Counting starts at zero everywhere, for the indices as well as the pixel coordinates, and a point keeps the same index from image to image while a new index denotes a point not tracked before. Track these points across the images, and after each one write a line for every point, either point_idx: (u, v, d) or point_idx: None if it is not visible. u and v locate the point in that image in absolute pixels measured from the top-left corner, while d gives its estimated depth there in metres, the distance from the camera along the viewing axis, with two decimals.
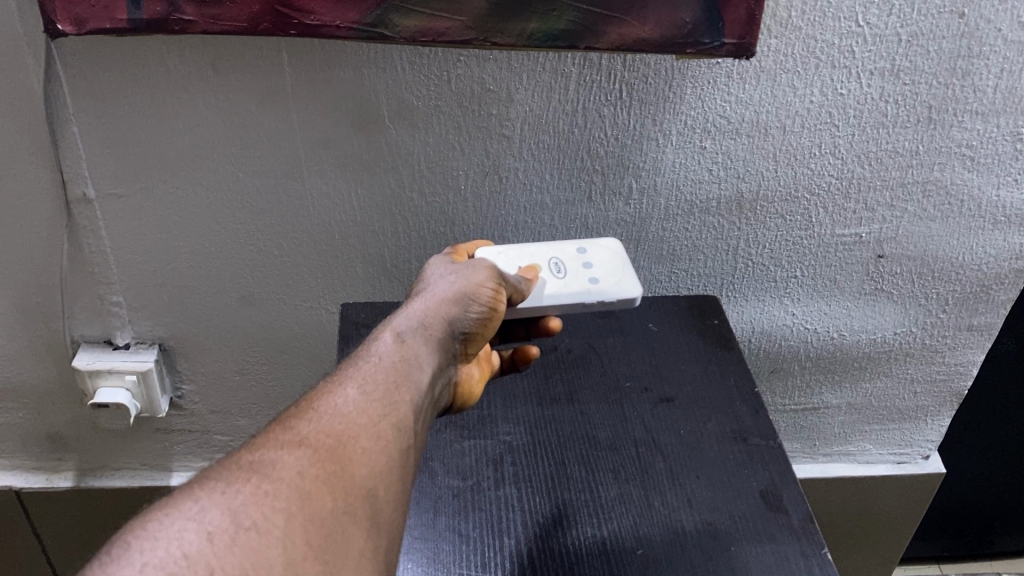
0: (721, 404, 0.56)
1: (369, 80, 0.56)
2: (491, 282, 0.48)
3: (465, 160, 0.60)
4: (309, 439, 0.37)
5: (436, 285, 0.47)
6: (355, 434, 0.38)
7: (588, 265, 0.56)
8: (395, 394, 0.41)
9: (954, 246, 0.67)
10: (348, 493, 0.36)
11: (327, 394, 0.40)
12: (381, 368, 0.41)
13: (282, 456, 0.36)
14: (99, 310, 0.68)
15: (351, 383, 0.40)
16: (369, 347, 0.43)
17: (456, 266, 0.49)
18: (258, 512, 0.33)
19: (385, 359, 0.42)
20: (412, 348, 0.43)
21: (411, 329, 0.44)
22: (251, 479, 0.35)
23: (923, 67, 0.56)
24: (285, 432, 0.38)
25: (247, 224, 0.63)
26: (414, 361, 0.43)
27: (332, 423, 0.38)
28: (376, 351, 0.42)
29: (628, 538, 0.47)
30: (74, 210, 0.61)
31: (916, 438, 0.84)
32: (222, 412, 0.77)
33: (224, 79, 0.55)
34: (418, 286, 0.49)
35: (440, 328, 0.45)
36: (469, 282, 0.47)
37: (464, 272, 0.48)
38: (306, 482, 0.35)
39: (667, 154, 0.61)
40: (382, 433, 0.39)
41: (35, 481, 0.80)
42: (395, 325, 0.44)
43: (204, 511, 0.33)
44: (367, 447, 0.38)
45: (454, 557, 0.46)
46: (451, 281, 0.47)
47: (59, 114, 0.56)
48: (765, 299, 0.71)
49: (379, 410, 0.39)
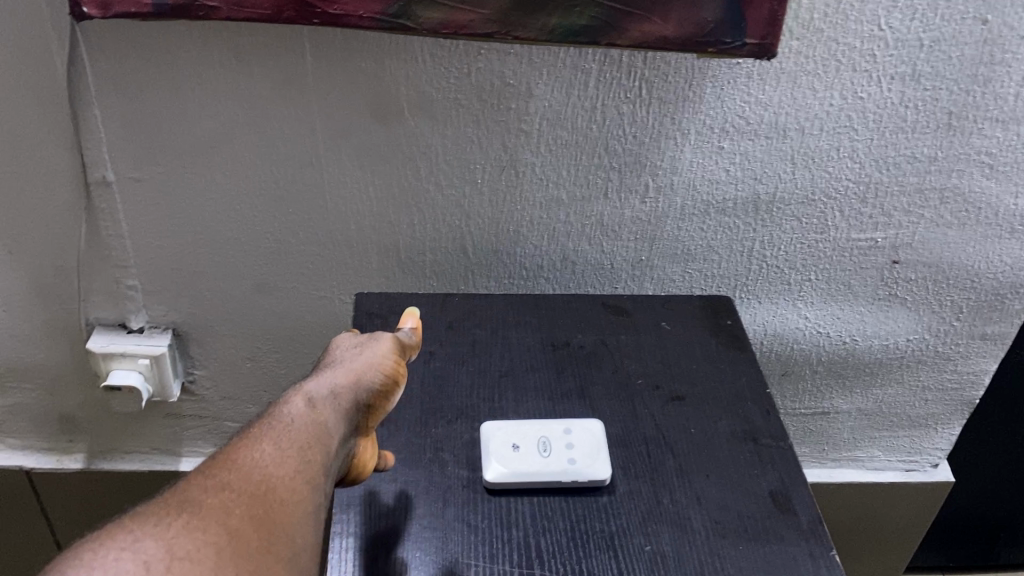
0: (733, 404, 0.56)
1: (389, 71, 0.56)
2: (394, 355, 0.47)
3: (482, 154, 0.60)
4: (231, 485, 0.35)
5: (344, 357, 0.45)
6: (274, 483, 0.36)
7: (571, 432, 0.52)
8: (309, 451, 0.39)
9: (969, 254, 0.67)
10: (274, 536, 0.34)
11: (244, 447, 0.38)
12: (295, 428, 0.39)
13: (206, 498, 0.34)
14: (114, 294, 0.68)
15: (266, 440, 0.38)
16: (277, 409, 0.40)
17: (360, 338, 0.48)
18: (190, 545, 0.32)
19: (297, 420, 0.40)
20: (322, 413, 0.41)
21: (321, 393, 0.42)
22: (179, 517, 0.33)
23: (944, 72, 0.56)
24: (204, 478, 0.36)
25: (264, 212, 0.63)
26: (326, 424, 0.40)
27: (250, 471, 0.36)
28: (287, 414, 0.40)
29: (636, 534, 0.47)
30: (93, 193, 0.61)
31: (926, 446, 0.84)
32: (233, 399, 0.77)
33: (245, 66, 0.55)
34: (321, 358, 0.46)
35: (350, 395, 0.43)
36: (375, 354, 0.46)
37: (368, 344, 0.47)
38: (232, 520, 0.34)
39: (685, 153, 0.61)
40: (299, 485, 0.37)
41: (46, 462, 0.80)
42: (304, 389, 0.42)
43: (137, 542, 0.31)
44: (286, 497, 0.36)
45: (462, 547, 0.46)
46: (356, 354, 0.46)
47: (80, 96, 0.56)
48: (779, 302, 0.71)
49: (296, 465, 0.37)
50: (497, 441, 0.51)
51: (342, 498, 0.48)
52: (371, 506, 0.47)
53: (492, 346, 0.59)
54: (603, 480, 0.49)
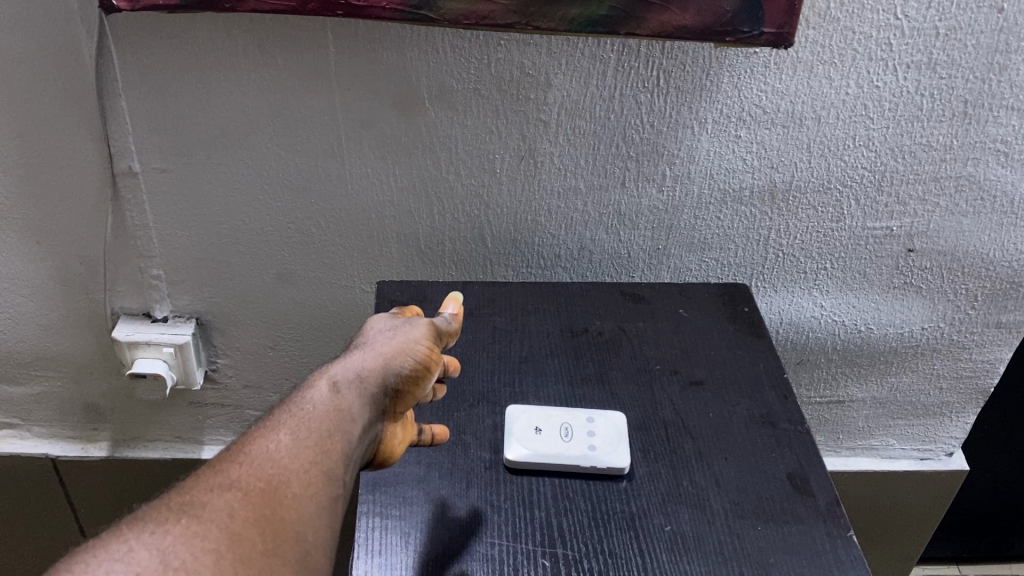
0: (750, 389, 0.56)
1: (410, 62, 0.57)
2: (427, 340, 0.46)
3: (502, 144, 0.61)
4: (240, 482, 0.35)
5: (376, 339, 0.45)
6: (287, 477, 0.36)
7: (593, 422, 0.52)
8: (329, 441, 0.38)
9: (984, 242, 0.68)
10: (280, 536, 0.34)
11: (260, 437, 0.37)
12: (314, 416, 0.39)
13: (212, 499, 0.34)
14: (139, 283, 0.69)
15: (284, 430, 0.38)
16: (301, 394, 0.40)
17: (395, 320, 0.47)
18: (187, 553, 0.31)
19: (318, 407, 0.39)
20: (346, 398, 0.40)
21: (347, 378, 0.41)
22: (180, 521, 0.33)
23: (959, 61, 0.57)
24: (215, 476, 0.35)
25: (287, 202, 0.64)
26: (349, 411, 0.40)
27: (262, 465, 0.36)
28: (310, 399, 0.40)
29: (656, 514, 0.48)
30: (119, 183, 0.63)
31: (940, 435, 0.85)
32: (254, 387, 0.78)
33: (270, 57, 0.56)
34: (354, 340, 0.46)
35: (375, 380, 0.42)
36: (405, 338, 0.45)
37: (401, 328, 0.46)
38: (235, 523, 0.33)
39: (702, 142, 0.61)
40: (313, 478, 0.36)
41: (70, 450, 0.81)
42: (330, 373, 0.41)
43: (132, 553, 0.31)
44: (298, 492, 0.36)
45: (486, 527, 0.47)
46: (388, 337, 0.45)
47: (108, 88, 0.57)
48: (794, 291, 0.72)
49: (312, 456, 0.37)
50: (523, 426, 0.52)
51: (367, 480, 0.49)
52: (396, 488, 0.48)
53: (512, 333, 0.60)
54: (622, 469, 0.50)
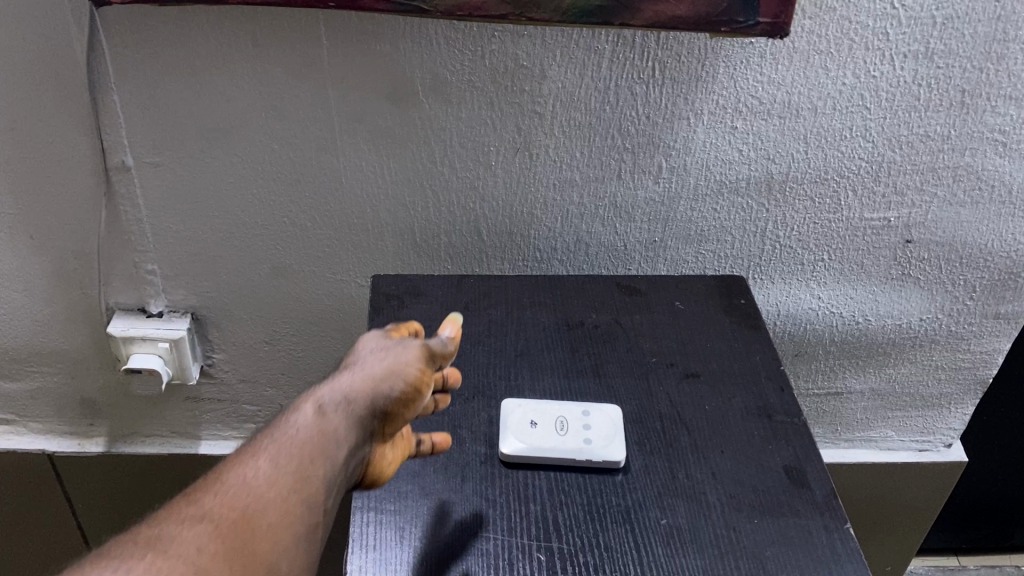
0: (747, 381, 0.56)
1: (404, 54, 0.56)
2: (422, 359, 0.44)
3: (497, 136, 0.61)
4: (212, 514, 0.35)
5: (370, 357, 0.44)
6: (259, 509, 0.36)
7: (589, 415, 0.52)
8: (307, 470, 0.38)
9: (982, 232, 0.68)
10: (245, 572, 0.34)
11: (240, 464, 0.38)
12: (294, 443, 0.39)
13: (181, 532, 0.34)
14: (133, 278, 0.69)
15: (263, 458, 0.38)
16: (286, 419, 0.40)
17: (393, 337, 0.45)
18: None
19: (299, 433, 0.39)
20: (330, 424, 0.40)
21: (334, 402, 0.41)
22: (146, 557, 0.33)
23: (957, 50, 0.57)
24: (190, 506, 0.36)
25: (282, 195, 0.64)
26: (331, 438, 0.39)
27: (237, 495, 0.36)
28: (293, 425, 0.39)
29: (652, 507, 0.47)
30: (112, 177, 0.62)
31: (938, 426, 0.85)
32: (250, 381, 0.78)
33: (262, 50, 0.56)
34: (350, 357, 0.45)
35: (365, 403, 0.41)
36: (399, 358, 0.43)
37: (398, 346, 0.44)
38: (201, 559, 0.34)
39: (698, 133, 0.61)
40: (287, 510, 0.36)
41: (67, 445, 0.81)
42: (318, 396, 0.41)
43: None
44: (270, 524, 0.36)
45: (482, 521, 0.46)
46: (383, 356, 0.44)
47: (100, 82, 0.57)
48: (791, 282, 0.71)
49: (288, 486, 0.37)
50: (519, 421, 0.51)
51: None
52: (392, 485, 0.48)
53: (507, 326, 0.60)
54: (618, 462, 0.49)
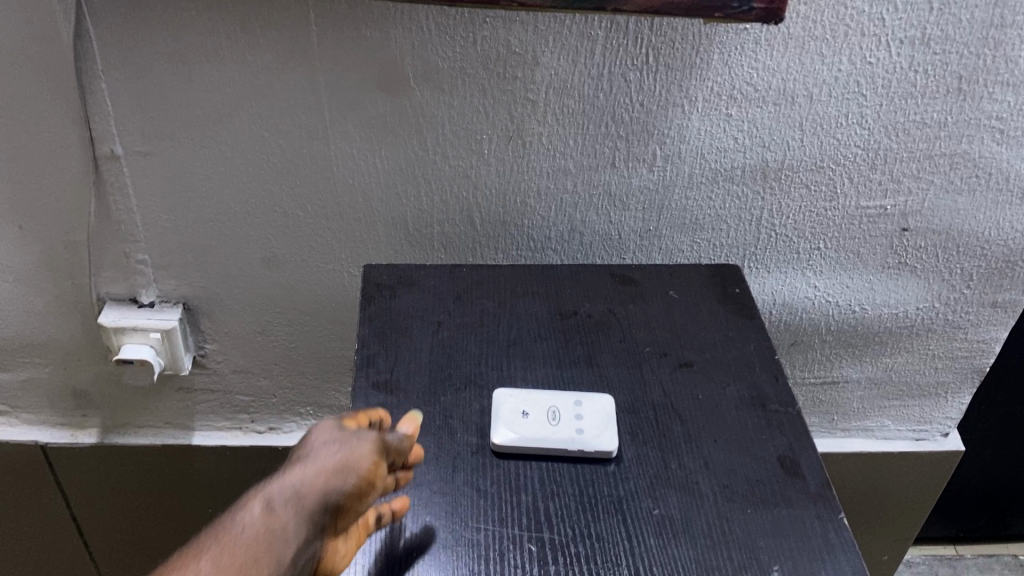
0: (741, 370, 0.56)
1: (394, 41, 0.56)
2: (376, 452, 0.43)
3: (489, 124, 0.60)
4: None
5: (322, 448, 0.42)
6: None
7: (581, 404, 0.52)
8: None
9: (979, 221, 0.67)
10: None
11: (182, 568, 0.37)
12: (240, 546, 0.37)
13: None
14: (124, 268, 0.68)
15: (206, 561, 0.37)
16: (233, 518, 0.39)
17: (346, 427, 0.44)
18: None
19: (245, 535, 0.38)
20: (278, 524, 0.38)
21: (284, 498, 0.39)
22: None
23: (954, 36, 0.56)
24: None
25: (273, 184, 0.63)
26: (280, 539, 0.38)
27: None
28: (240, 526, 0.38)
29: (645, 498, 0.47)
30: (101, 166, 0.62)
31: (935, 415, 0.84)
32: (244, 371, 0.78)
33: (251, 37, 0.55)
34: (302, 444, 0.43)
35: (315, 500, 0.40)
36: (352, 450, 0.42)
37: (351, 436, 0.43)
38: None
39: (692, 121, 0.61)
40: None
41: (60, 437, 0.81)
42: (267, 492, 0.40)
43: None
44: None
45: (472, 512, 0.46)
46: (336, 447, 0.42)
47: (88, 69, 0.56)
48: (787, 271, 0.71)
49: None
50: (511, 411, 0.51)
51: None
52: None
53: (500, 316, 0.59)
54: (610, 453, 0.49)
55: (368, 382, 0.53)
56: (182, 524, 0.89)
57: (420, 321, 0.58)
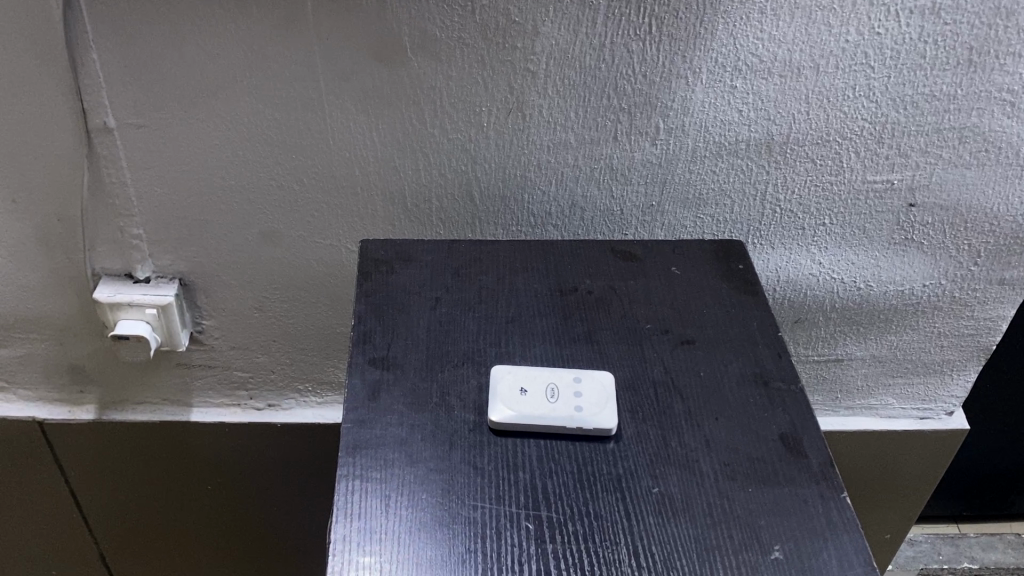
0: (743, 347, 0.55)
1: (391, 11, 0.54)
2: None
3: (488, 96, 0.59)
4: None
5: None
6: None
7: (580, 381, 0.51)
8: None
9: (988, 196, 0.66)
10: None
11: None
12: None
13: None
14: (119, 243, 0.68)
15: None
16: None
17: None
18: None
19: None
20: None
21: None
22: None
23: (966, 5, 0.55)
24: None
25: (269, 158, 0.62)
26: None
27: None
28: None
29: (644, 476, 0.46)
30: (94, 139, 0.61)
31: (940, 393, 0.83)
32: (241, 348, 0.77)
33: (245, 6, 0.54)
34: None
35: None
36: None
37: None
38: None
39: (696, 93, 0.59)
40: None
41: (58, 413, 0.80)
42: None
43: None
44: None
45: (469, 489, 0.45)
46: None
47: (79, 40, 0.55)
48: (792, 248, 0.70)
49: None
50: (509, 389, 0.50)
51: (348, 443, 0.47)
52: (377, 454, 0.47)
53: (499, 292, 0.58)
54: (608, 430, 0.48)
55: (364, 359, 0.52)
56: (176, 501, 0.89)
57: (417, 297, 0.57)
